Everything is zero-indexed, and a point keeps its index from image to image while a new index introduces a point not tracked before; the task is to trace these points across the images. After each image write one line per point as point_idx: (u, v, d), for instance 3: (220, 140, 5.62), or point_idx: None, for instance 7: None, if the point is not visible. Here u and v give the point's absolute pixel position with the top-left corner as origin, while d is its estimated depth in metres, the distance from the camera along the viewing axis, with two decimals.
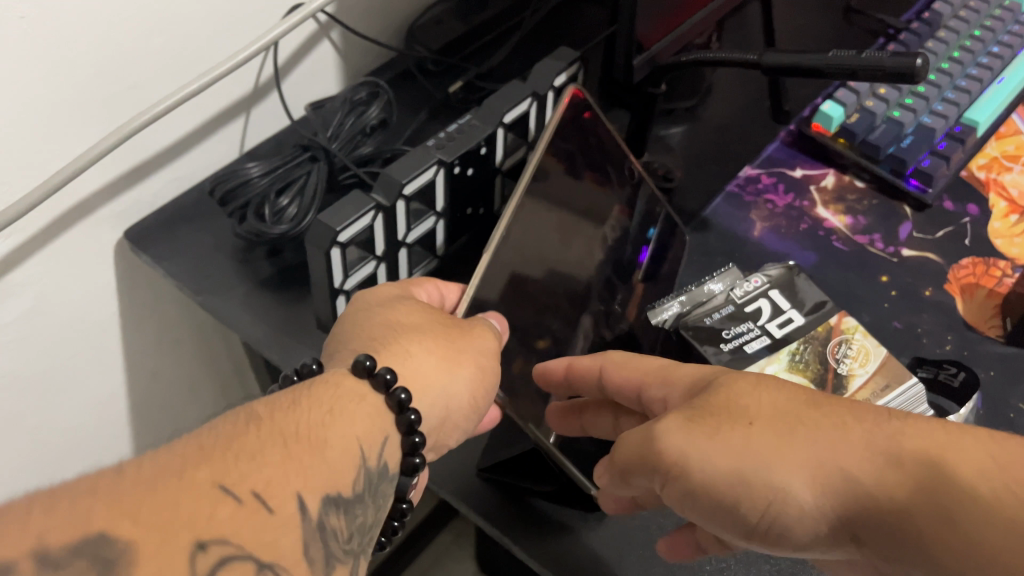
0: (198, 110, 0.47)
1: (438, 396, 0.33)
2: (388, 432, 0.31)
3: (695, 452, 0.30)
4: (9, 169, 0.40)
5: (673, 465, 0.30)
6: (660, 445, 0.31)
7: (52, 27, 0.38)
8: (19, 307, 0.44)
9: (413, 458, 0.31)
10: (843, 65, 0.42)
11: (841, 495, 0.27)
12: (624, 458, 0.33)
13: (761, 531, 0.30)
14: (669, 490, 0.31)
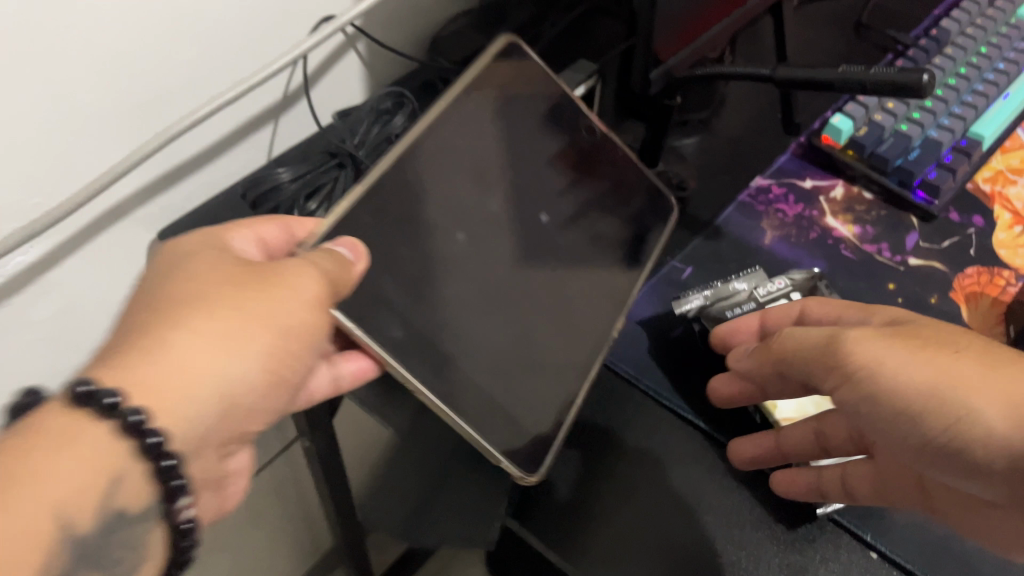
0: (230, 117, 0.49)
1: (210, 383, 0.30)
2: (125, 469, 0.27)
3: (893, 362, 0.36)
4: (51, 174, 0.42)
5: (867, 364, 0.36)
6: (857, 352, 0.37)
7: (96, 38, 0.40)
8: (56, 305, 0.46)
9: (173, 481, 0.28)
10: (854, 80, 0.44)
11: (1015, 437, 0.32)
12: (798, 355, 0.40)
13: (932, 454, 0.35)
14: (848, 392, 0.38)
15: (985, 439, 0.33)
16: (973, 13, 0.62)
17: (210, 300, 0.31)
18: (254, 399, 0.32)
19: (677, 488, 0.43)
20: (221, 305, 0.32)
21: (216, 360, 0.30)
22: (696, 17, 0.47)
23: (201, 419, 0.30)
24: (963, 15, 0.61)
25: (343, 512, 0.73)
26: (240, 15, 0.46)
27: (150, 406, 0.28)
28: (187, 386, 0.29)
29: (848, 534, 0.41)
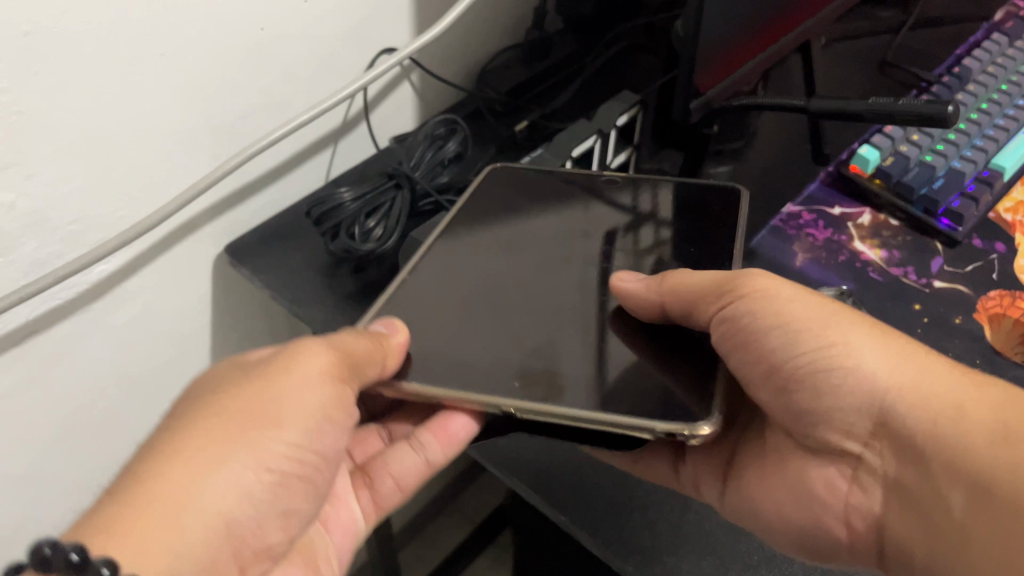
0: (295, 142, 0.53)
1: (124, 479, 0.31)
2: None
3: (785, 291, 0.39)
4: (139, 190, 0.45)
5: (757, 293, 0.39)
6: (749, 280, 0.40)
7: (182, 65, 0.43)
8: (133, 313, 0.49)
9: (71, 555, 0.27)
10: (885, 109, 0.48)
11: (900, 391, 0.35)
12: (688, 293, 0.40)
13: (796, 382, 0.38)
14: (722, 315, 0.40)
15: (875, 386, 0.36)
16: (994, 52, 0.65)
17: (224, 417, 0.33)
18: (258, 513, 0.34)
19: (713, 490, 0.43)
20: (226, 424, 0.33)
21: (230, 475, 0.32)
22: (731, 52, 0.50)
23: (194, 554, 0.31)
24: (984, 54, 0.64)
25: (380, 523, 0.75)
26: (308, 47, 0.50)
27: (127, 559, 0.28)
28: (172, 530, 0.30)
29: None
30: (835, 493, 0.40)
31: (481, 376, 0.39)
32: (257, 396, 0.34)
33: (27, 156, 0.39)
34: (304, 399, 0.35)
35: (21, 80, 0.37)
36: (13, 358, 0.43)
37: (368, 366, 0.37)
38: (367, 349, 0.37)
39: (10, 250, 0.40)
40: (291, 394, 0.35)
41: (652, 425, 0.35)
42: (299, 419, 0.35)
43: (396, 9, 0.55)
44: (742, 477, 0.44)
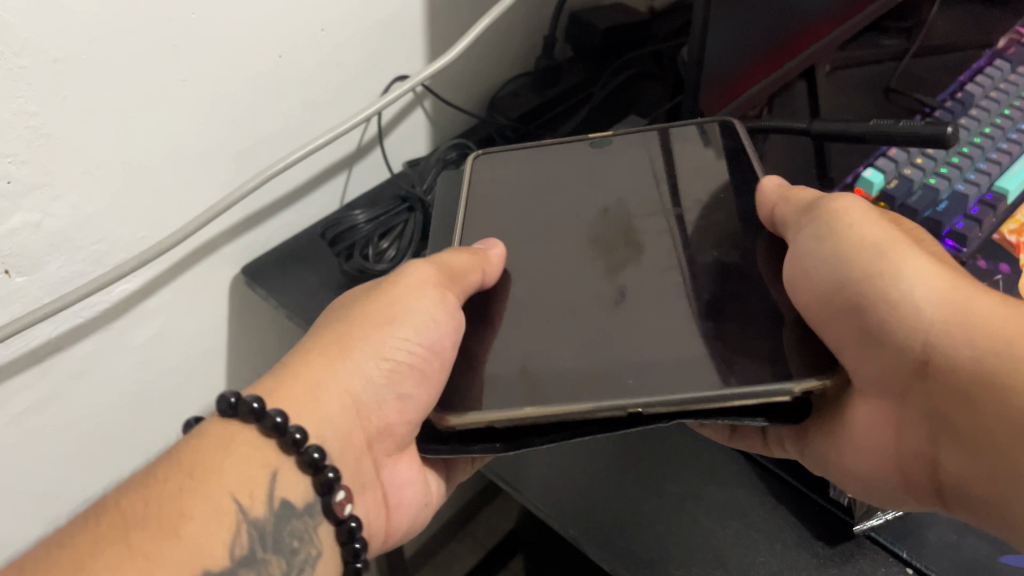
0: (310, 166, 0.54)
1: (341, 396, 0.38)
2: None
3: (860, 222, 0.39)
4: (161, 208, 0.46)
5: (837, 211, 0.40)
6: (839, 203, 0.41)
7: (204, 90, 0.45)
8: (151, 331, 0.50)
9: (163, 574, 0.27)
10: (883, 132, 0.52)
11: (939, 319, 0.35)
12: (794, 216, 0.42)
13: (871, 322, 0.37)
14: (804, 234, 0.41)
15: (915, 316, 0.35)
16: (996, 78, 0.66)
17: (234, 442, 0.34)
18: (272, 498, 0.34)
19: (717, 506, 0.43)
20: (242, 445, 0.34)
21: (375, 343, 0.39)
22: (732, 78, 0.52)
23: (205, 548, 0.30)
24: (986, 80, 0.66)
25: (391, 548, 0.76)
26: (326, 73, 0.52)
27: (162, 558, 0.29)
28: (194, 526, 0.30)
29: (885, 552, 0.41)
30: (881, 435, 0.39)
31: (565, 379, 0.37)
32: (367, 309, 0.40)
33: (56, 179, 0.40)
34: (410, 305, 0.40)
35: (49, 104, 0.38)
36: (38, 374, 0.45)
37: (456, 280, 0.41)
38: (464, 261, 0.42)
39: (37, 268, 0.42)
40: (397, 300, 0.40)
41: (789, 386, 0.34)
42: (417, 313, 0.39)
43: (411, 37, 0.56)
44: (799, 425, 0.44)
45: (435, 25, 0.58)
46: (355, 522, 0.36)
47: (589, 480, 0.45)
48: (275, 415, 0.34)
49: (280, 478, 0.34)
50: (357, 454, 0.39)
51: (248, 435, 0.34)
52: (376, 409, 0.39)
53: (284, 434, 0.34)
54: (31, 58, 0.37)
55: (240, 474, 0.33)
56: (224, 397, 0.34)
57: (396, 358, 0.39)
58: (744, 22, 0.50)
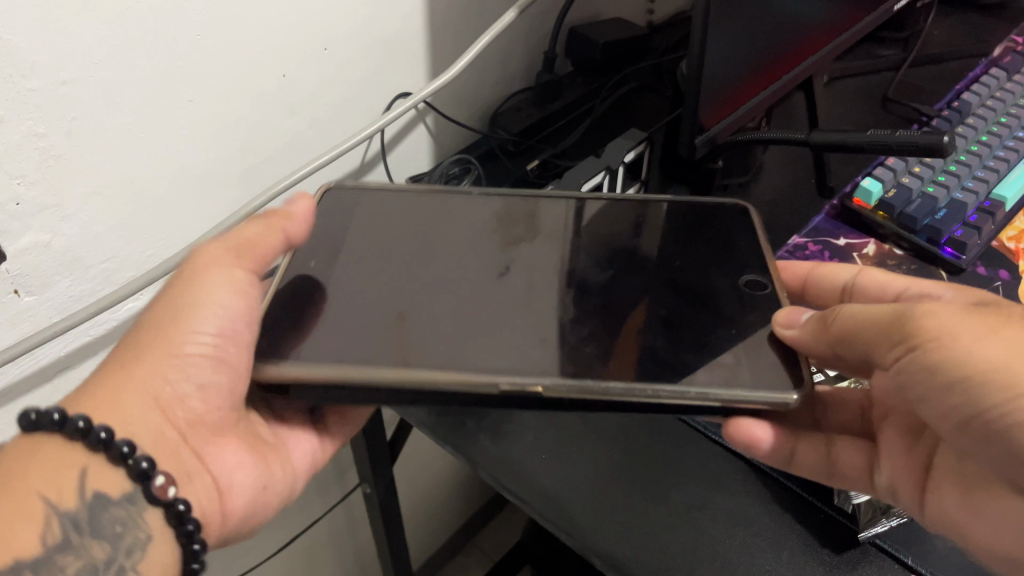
0: (314, 182, 0.55)
1: (148, 395, 0.38)
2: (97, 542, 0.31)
3: (971, 335, 0.33)
4: (165, 225, 0.47)
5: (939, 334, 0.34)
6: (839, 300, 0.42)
7: (209, 110, 0.46)
8: None
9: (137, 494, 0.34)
10: (881, 141, 0.52)
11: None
12: (860, 343, 0.38)
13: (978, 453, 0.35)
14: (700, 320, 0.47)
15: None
16: (993, 87, 0.67)
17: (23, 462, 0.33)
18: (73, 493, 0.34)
19: (723, 515, 0.44)
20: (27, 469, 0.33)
21: (174, 339, 0.39)
22: (731, 89, 0.53)
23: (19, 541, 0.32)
24: (983, 89, 0.66)
25: (400, 562, 0.76)
26: (328, 90, 0.53)
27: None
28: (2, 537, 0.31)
29: (889, 559, 0.41)
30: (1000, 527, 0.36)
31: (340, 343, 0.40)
32: (162, 316, 0.39)
33: (63, 199, 0.41)
34: (205, 296, 0.40)
35: (57, 126, 0.39)
36: (47, 392, 0.45)
37: (248, 253, 0.42)
38: (258, 242, 0.42)
39: (46, 287, 0.42)
40: (194, 305, 0.39)
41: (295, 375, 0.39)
42: (214, 293, 0.40)
43: (413, 55, 0.57)
44: (942, 493, 0.40)
45: (436, 44, 0.59)
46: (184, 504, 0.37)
47: (595, 489, 0.45)
48: (101, 430, 0.35)
49: (90, 477, 0.35)
50: (174, 448, 0.39)
51: (52, 445, 0.34)
52: (181, 404, 0.39)
53: (87, 435, 0.34)
54: (38, 81, 0.37)
55: (45, 472, 0.34)
56: (25, 412, 0.34)
57: (196, 353, 0.39)
58: (740, 35, 0.51)
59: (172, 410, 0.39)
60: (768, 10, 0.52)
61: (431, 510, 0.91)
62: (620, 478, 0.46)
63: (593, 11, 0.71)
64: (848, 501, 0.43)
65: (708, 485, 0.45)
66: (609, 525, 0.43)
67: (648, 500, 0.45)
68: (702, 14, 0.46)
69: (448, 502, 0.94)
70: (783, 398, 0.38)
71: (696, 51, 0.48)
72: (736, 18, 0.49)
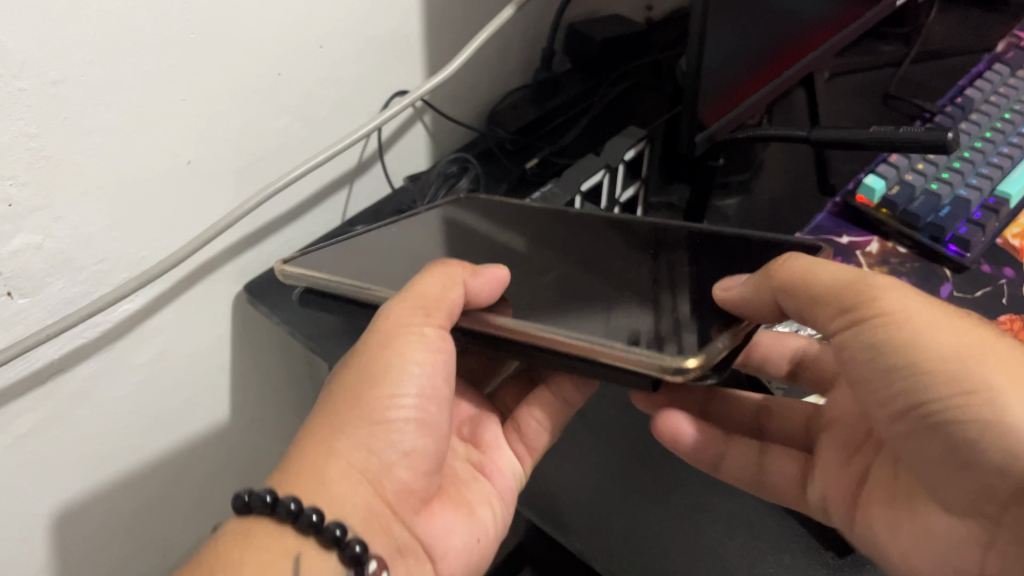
0: (310, 182, 0.55)
1: (351, 469, 0.37)
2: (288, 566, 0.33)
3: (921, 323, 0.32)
4: (161, 226, 0.46)
5: (883, 313, 0.33)
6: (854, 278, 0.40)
7: (202, 108, 0.45)
8: (153, 350, 0.50)
9: (334, 535, 0.34)
10: (885, 138, 0.52)
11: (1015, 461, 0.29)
12: (807, 299, 0.35)
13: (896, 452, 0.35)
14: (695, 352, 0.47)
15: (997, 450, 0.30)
16: (996, 82, 0.66)
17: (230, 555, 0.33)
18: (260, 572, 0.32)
19: (725, 517, 0.43)
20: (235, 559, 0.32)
21: (368, 414, 0.38)
22: (731, 86, 0.53)
23: None
24: (986, 85, 0.66)
25: None
26: (324, 89, 0.52)
27: None
28: None
29: None
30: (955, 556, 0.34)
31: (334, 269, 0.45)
32: (359, 381, 0.39)
33: (55, 201, 0.40)
34: (389, 361, 0.39)
35: (48, 126, 0.38)
36: (44, 394, 0.45)
37: (438, 306, 0.39)
38: (438, 289, 0.39)
39: (39, 290, 0.42)
40: (382, 370, 0.39)
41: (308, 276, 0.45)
42: (408, 354, 0.39)
43: (410, 54, 0.57)
44: (871, 503, 0.39)
45: (433, 42, 0.58)
46: (359, 547, 0.34)
47: (595, 494, 0.45)
48: (289, 501, 0.34)
49: (305, 564, 0.33)
50: (383, 522, 0.37)
51: (261, 529, 0.34)
52: (384, 475, 0.38)
53: (276, 507, 0.34)
54: (29, 81, 0.37)
55: (257, 560, 0.33)
56: (239, 495, 0.35)
57: (402, 416, 0.39)
58: (739, 32, 0.50)
59: (379, 481, 0.38)
60: (767, 6, 0.52)
61: None
62: (625, 479, 0.45)
63: (590, 8, 0.70)
64: None
65: (713, 488, 0.45)
66: (613, 525, 0.43)
67: (650, 500, 0.44)
68: (700, 9, 0.46)
69: None
70: (673, 359, 0.31)
71: (694, 47, 0.48)
72: (735, 14, 0.49)
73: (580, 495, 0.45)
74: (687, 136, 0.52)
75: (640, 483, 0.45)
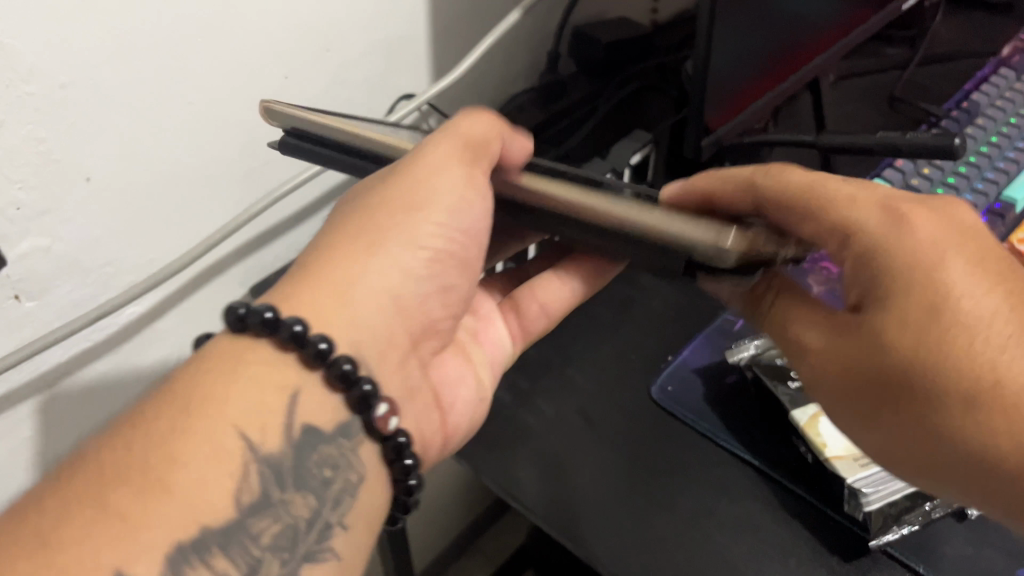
0: (318, 185, 0.55)
1: (385, 292, 0.36)
2: (294, 389, 0.32)
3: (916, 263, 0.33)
4: (169, 230, 0.46)
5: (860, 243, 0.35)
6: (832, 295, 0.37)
7: (210, 112, 0.45)
8: (160, 353, 0.50)
9: (361, 385, 0.33)
10: (891, 144, 0.52)
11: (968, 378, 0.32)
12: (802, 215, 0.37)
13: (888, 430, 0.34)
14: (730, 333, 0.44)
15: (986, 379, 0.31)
16: (1002, 87, 0.67)
17: (220, 374, 0.31)
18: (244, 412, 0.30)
19: (732, 521, 0.43)
20: (231, 388, 0.31)
21: (409, 229, 0.37)
22: (738, 91, 0.53)
23: (207, 483, 0.28)
24: (992, 89, 0.66)
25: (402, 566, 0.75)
26: (332, 92, 0.52)
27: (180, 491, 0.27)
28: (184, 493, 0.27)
29: (902, 569, 0.41)
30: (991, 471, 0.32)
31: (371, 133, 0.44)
32: (391, 191, 0.38)
33: (63, 204, 0.40)
34: (435, 185, 0.38)
35: (56, 130, 0.38)
36: (48, 398, 0.45)
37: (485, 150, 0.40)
38: (480, 132, 0.40)
39: (47, 293, 0.42)
40: (422, 177, 0.38)
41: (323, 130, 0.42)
42: (448, 196, 0.38)
43: (417, 57, 0.57)
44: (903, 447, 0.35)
45: (440, 45, 0.58)
46: (350, 366, 0.33)
47: (600, 498, 0.45)
48: (292, 322, 0.32)
49: (303, 398, 0.32)
50: (400, 357, 0.37)
51: (258, 354, 0.32)
52: (420, 303, 0.38)
53: (280, 328, 0.32)
54: (38, 85, 0.37)
55: (249, 400, 0.31)
56: (230, 310, 0.33)
57: (441, 242, 0.38)
58: (746, 36, 0.50)
59: (414, 306, 0.38)
60: (774, 10, 0.52)
61: (436, 515, 0.91)
62: (631, 483, 0.45)
63: (596, 12, 0.70)
64: (860, 511, 0.42)
65: (717, 492, 0.45)
66: (611, 528, 0.43)
67: (655, 504, 0.44)
68: (707, 14, 0.46)
69: (452, 507, 0.93)
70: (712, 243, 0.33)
71: (700, 53, 0.48)
72: (743, 19, 0.49)
73: (585, 499, 0.45)
74: (693, 141, 0.52)
75: (645, 486, 0.45)
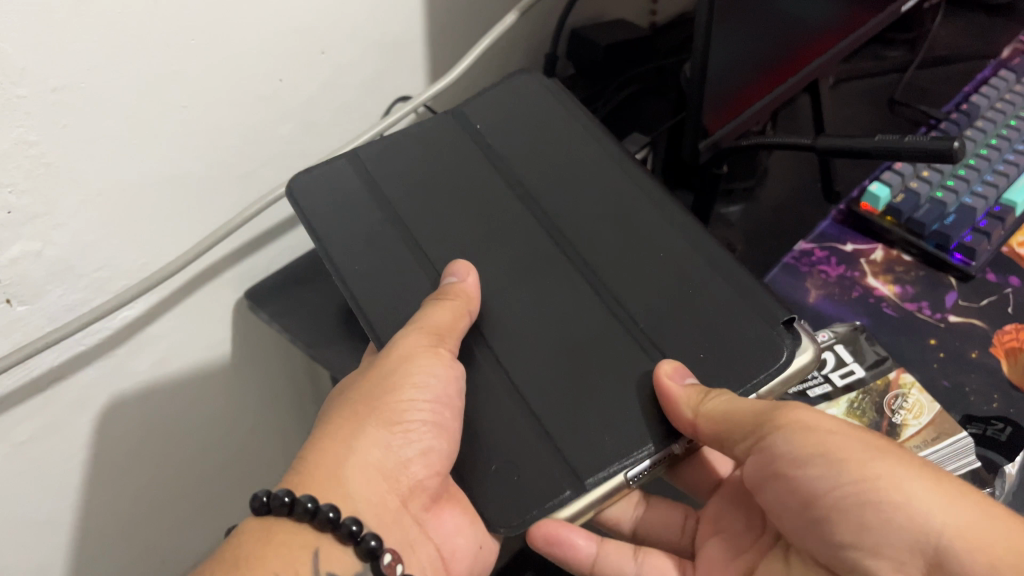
0: None
1: (368, 469, 0.39)
2: (317, 543, 0.36)
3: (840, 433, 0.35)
4: (163, 234, 0.46)
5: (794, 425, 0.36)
6: (794, 412, 0.36)
7: (203, 117, 0.45)
8: (154, 358, 0.50)
9: (364, 538, 0.37)
10: (891, 148, 0.52)
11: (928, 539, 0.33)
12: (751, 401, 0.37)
13: (825, 508, 0.35)
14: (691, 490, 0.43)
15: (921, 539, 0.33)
16: (1002, 88, 0.66)
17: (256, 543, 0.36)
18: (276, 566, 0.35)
19: None
20: (263, 549, 0.35)
21: (383, 416, 0.39)
22: (736, 94, 0.52)
23: None
24: (992, 91, 0.66)
25: None
26: (327, 95, 0.52)
27: None
28: None
29: None
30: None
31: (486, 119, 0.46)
32: (372, 381, 0.40)
33: (55, 208, 0.40)
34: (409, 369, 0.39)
35: (49, 134, 0.38)
36: (39, 404, 0.45)
37: (450, 333, 0.39)
38: (445, 320, 0.38)
39: (39, 297, 0.42)
40: (397, 365, 0.39)
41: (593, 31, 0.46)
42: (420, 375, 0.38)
43: (414, 58, 0.56)
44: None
45: (436, 47, 0.58)
46: (375, 542, 0.37)
47: None
48: (307, 500, 0.36)
49: (323, 555, 0.36)
50: (395, 514, 0.40)
51: (284, 527, 0.36)
52: (402, 469, 0.39)
53: (295, 505, 0.36)
54: (30, 89, 0.37)
55: (282, 556, 0.35)
56: (257, 495, 0.36)
57: (414, 421, 0.39)
58: (745, 39, 0.50)
59: (396, 477, 0.39)
60: (773, 13, 0.51)
61: None
62: None
63: (594, 13, 0.69)
64: None
65: None
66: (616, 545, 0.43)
67: None
68: (706, 16, 0.45)
69: None
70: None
71: (697, 57, 0.47)
72: (742, 24, 0.49)
73: None
74: (692, 143, 0.52)
75: None
